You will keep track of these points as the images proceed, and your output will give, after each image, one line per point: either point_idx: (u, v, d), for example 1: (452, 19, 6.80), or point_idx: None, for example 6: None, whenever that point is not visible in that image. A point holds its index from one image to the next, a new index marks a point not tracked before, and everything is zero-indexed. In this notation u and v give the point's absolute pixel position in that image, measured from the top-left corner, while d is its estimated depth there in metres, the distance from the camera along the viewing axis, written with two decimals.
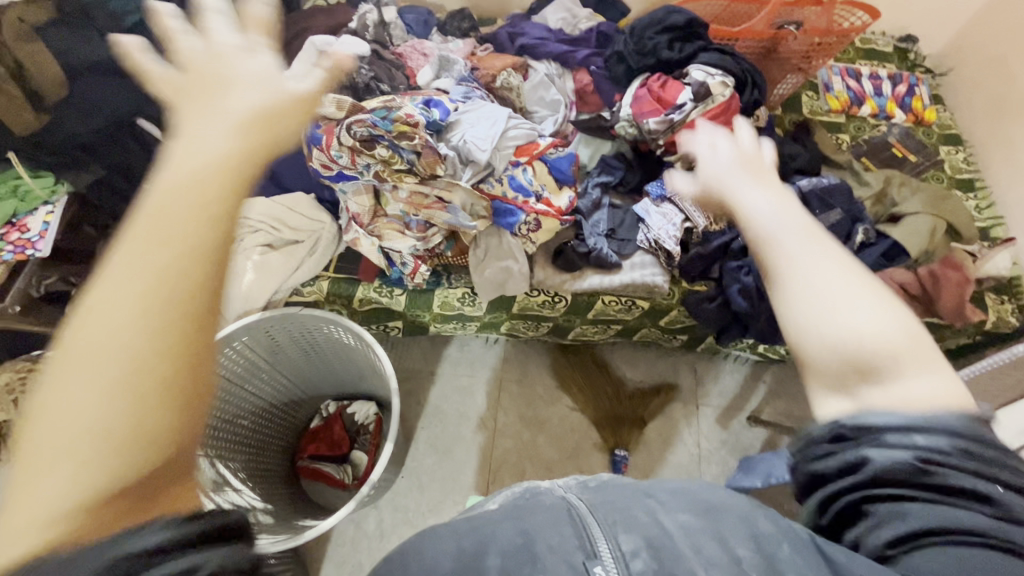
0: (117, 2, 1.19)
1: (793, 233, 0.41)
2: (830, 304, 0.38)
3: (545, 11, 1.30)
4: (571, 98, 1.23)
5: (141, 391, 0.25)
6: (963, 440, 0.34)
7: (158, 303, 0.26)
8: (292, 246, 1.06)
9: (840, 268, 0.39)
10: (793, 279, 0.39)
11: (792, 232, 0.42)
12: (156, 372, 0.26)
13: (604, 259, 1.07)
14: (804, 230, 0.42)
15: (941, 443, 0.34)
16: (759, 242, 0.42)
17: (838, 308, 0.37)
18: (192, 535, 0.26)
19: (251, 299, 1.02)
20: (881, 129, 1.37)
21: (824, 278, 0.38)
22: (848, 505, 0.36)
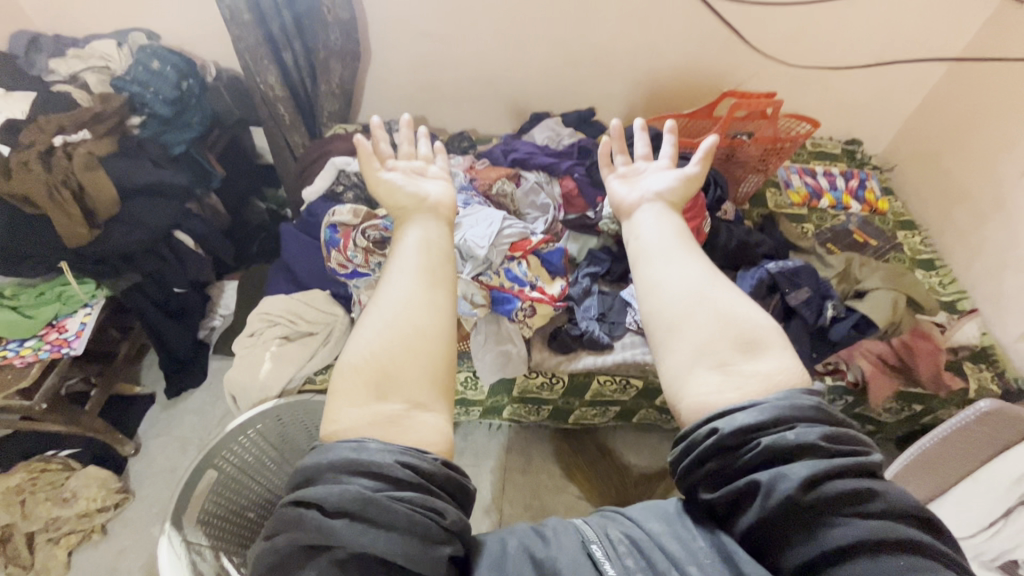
0: (169, 135, 1.49)
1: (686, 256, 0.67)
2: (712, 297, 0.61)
3: (533, 132, 1.52)
4: (558, 202, 1.39)
5: (413, 374, 0.58)
6: (820, 441, 0.49)
7: (416, 336, 0.60)
8: (307, 337, 1.16)
9: (715, 279, 0.64)
10: (689, 283, 0.63)
11: (686, 257, 0.67)
12: (418, 366, 0.58)
13: (597, 340, 1.15)
14: (692, 254, 0.68)
15: (805, 444, 0.49)
16: (666, 258, 0.67)
17: (716, 298, 0.61)
18: (407, 476, 0.51)
19: (266, 388, 1.08)
20: (841, 218, 1.52)
21: (705, 283, 0.63)
22: (755, 515, 0.48)
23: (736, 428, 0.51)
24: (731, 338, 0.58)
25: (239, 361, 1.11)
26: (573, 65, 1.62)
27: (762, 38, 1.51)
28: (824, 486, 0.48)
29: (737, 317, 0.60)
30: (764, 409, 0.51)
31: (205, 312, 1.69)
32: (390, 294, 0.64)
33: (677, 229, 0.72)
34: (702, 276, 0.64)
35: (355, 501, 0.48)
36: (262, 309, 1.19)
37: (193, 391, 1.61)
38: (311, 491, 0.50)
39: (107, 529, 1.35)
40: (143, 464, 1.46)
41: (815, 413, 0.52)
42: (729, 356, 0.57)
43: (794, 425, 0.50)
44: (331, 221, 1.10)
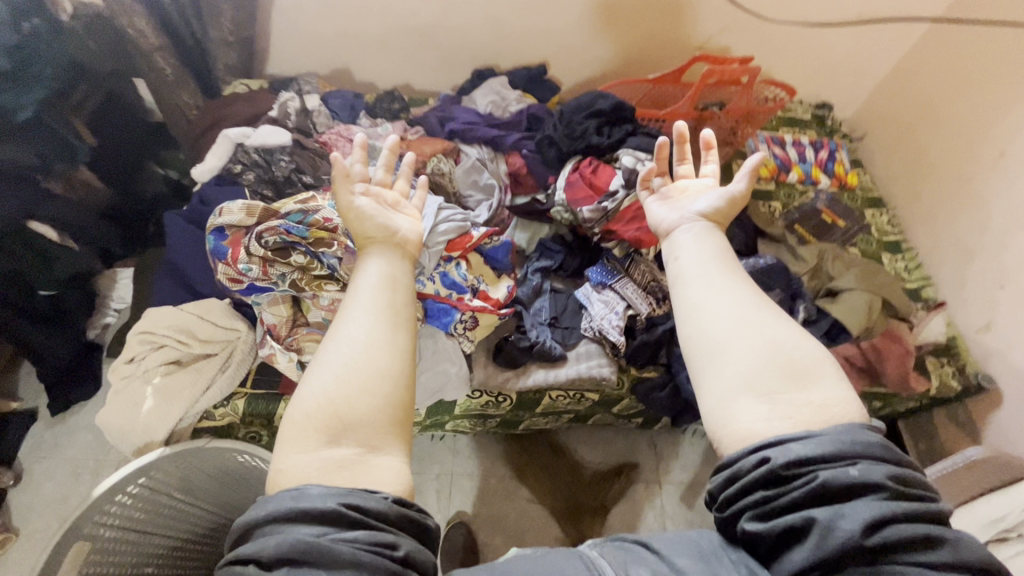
0: (3, 96, 1.10)
1: (730, 269, 0.61)
2: (759, 315, 0.55)
3: (474, 94, 1.28)
4: (505, 182, 1.19)
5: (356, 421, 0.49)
6: (885, 481, 0.43)
7: (366, 384, 0.51)
8: (202, 362, 0.96)
9: (762, 298, 0.57)
10: (734, 298, 0.57)
11: (729, 270, 0.61)
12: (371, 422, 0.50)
13: (549, 352, 1.02)
14: (735, 268, 0.61)
15: (871, 483, 0.43)
16: (714, 270, 0.61)
17: (766, 318, 0.55)
18: (354, 519, 0.44)
19: (150, 432, 0.89)
20: (810, 195, 1.41)
21: (754, 302, 0.57)
22: (807, 556, 0.43)
23: (790, 460, 0.45)
24: (778, 366, 0.51)
25: (113, 398, 0.91)
26: (521, 11, 1.37)
27: None
28: (885, 531, 0.42)
29: (785, 346, 0.52)
30: (825, 441, 0.45)
31: (93, 309, 1.42)
32: (344, 322, 0.56)
33: (713, 250, 0.64)
34: (748, 298, 0.57)
35: (297, 550, 0.42)
36: (141, 327, 0.97)
37: (84, 404, 1.38)
38: (247, 545, 0.44)
39: None
40: (27, 495, 1.26)
41: (883, 452, 0.45)
42: (774, 386, 0.50)
43: (857, 461, 0.44)
44: (217, 223, 0.88)
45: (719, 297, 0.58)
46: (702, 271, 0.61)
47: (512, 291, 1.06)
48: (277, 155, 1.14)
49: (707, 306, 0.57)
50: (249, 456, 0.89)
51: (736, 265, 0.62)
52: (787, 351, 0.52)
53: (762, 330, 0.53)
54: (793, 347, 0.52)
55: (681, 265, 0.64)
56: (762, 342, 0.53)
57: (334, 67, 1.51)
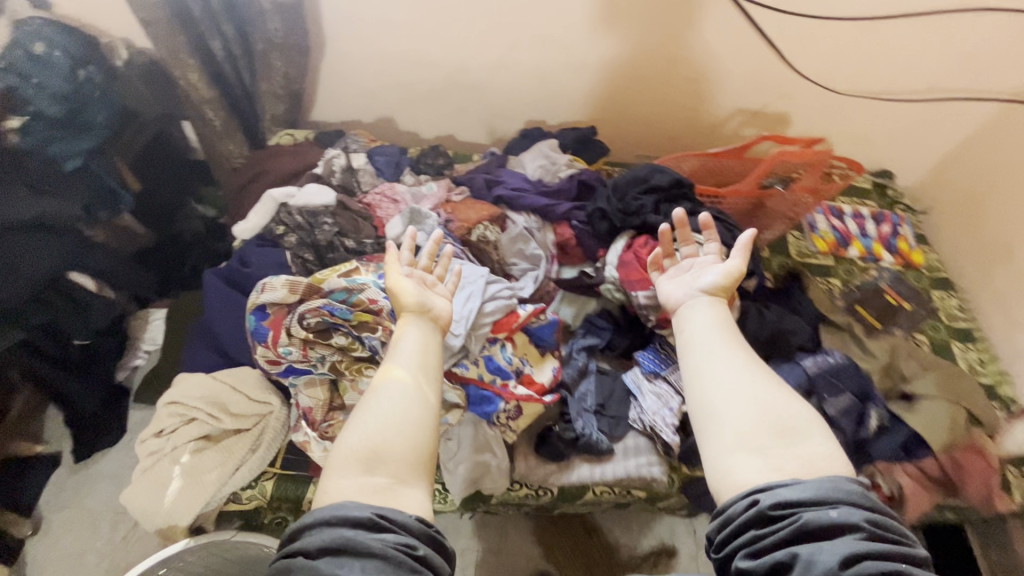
0: (57, 146, 1.13)
1: (730, 339, 0.69)
2: (753, 380, 0.63)
3: (523, 158, 1.25)
4: (552, 252, 1.14)
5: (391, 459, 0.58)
6: (861, 523, 0.51)
7: (407, 432, 0.60)
8: (232, 438, 0.92)
9: (758, 365, 0.65)
10: (734, 365, 0.65)
11: (729, 339, 0.69)
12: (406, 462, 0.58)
13: (595, 446, 0.95)
14: (735, 337, 0.70)
15: (849, 523, 0.50)
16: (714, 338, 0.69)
17: (761, 382, 0.62)
18: (385, 525, 0.53)
19: (175, 517, 0.85)
20: (873, 273, 1.31)
21: (749, 368, 0.65)
22: None
23: (776, 500, 0.53)
24: (766, 425, 0.59)
25: (140, 477, 0.87)
26: (573, 70, 1.34)
27: (798, 57, 1.27)
28: (858, 562, 0.48)
29: (768, 405, 0.60)
30: (805, 489, 0.53)
31: (124, 352, 1.39)
32: (391, 386, 0.63)
33: (717, 317, 0.72)
34: (742, 364, 0.65)
35: (338, 543, 0.51)
36: (171, 398, 0.94)
37: (107, 451, 1.35)
38: (296, 540, 0.53)
39: None
40: (44, 546, 1.23)
41: (861, 500, 0.53)
42: (762, 440, 0.58)
43: (835, 504, 0.52)
44: (259, 301, 0.85)
45: (719, 368, 0.66)
46: (703, 340, 0.69)
47: (557, 375, 0.99)
48: (320, 217, 1.11)
49: (707, 377, 0.65)
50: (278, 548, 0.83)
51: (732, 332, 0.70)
52: (777, 413, 0.60)
53: (756, 394, 0.62)
54: (778, 407, 0.60)
55: (684, 335, 0.72)
56: (758, 403, 0.61)
57: (378, 116, 1.49)
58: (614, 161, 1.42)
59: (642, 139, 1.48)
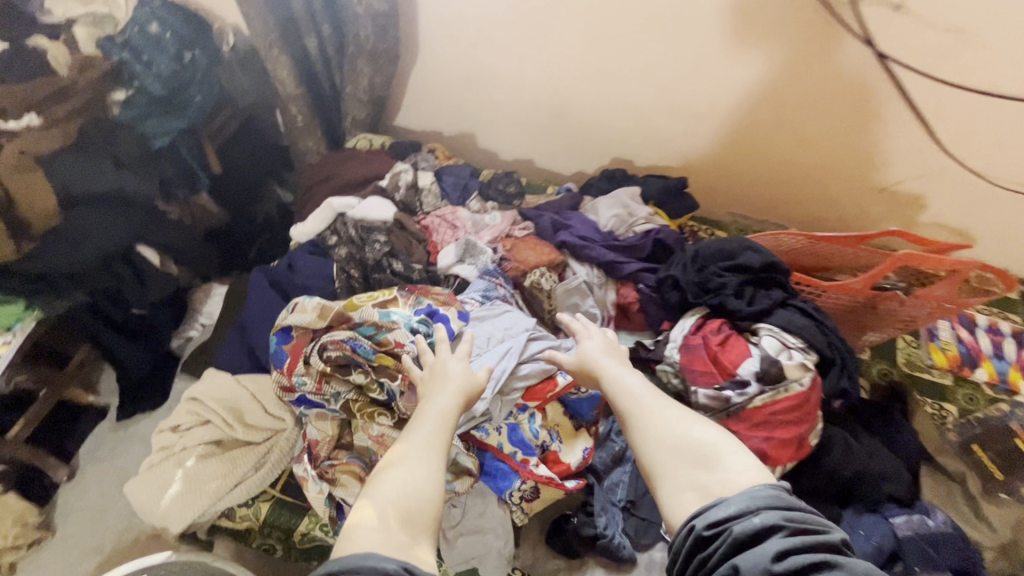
0: (150, 124, 1.18)
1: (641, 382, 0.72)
2: (662, 414, 0.66)
3: (598, 203, 1.13)
4: (609, 314, 1.03)
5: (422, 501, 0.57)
6: (781, 521, 0.52)
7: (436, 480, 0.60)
8: (241, 449, 0.89)
9: (665, 399, 0.68)
10: (647, 409, 0.67)
11: (641, 382, 0.72)
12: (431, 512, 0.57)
13: (613, 551, 0.83)
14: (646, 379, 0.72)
15: (770, 524, 0.52)
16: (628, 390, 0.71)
17: (670, 416, 0.65)
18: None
19: (168, 520, 0.83)
20: (1004, 410, 1.00)
21: (656, 403, 0.68)
22: None
23: (706, 522, 0.54)
24: (683, 455, 0.62)
25: (147, 471, 0.86)
26: (672, 112, 1.21)
27: (949, 134, 1.06)
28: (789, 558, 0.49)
29: (685, 437, 0.63)
30: (732, 505, 0.55)
31: (181, 321, 1.44)
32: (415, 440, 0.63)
33: (607, 359, 0.77)
34: (639, 395, 0.69)
35: None
36: (193, 394, 0.93)
37: (147, 414, 1.40)
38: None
39: (16, 569, 1.19)
40: (74, 494, 1.29)
41: (775, 499, 0.55)
42: (687, 473, 0.60)
43: (756, 510, 0.53)
44: (286, 321, 0.83)
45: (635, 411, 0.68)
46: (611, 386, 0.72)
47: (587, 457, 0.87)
48: (374, 233, 1.07)
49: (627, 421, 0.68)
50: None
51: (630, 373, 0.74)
52: (685, 440, 0.63)
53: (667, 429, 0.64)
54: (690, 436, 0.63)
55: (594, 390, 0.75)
56: (672, 439, 0.63)
57: (460, 131, 1.43)
58: (703, 218, 1.27)
59: (740, 197, 1.31)
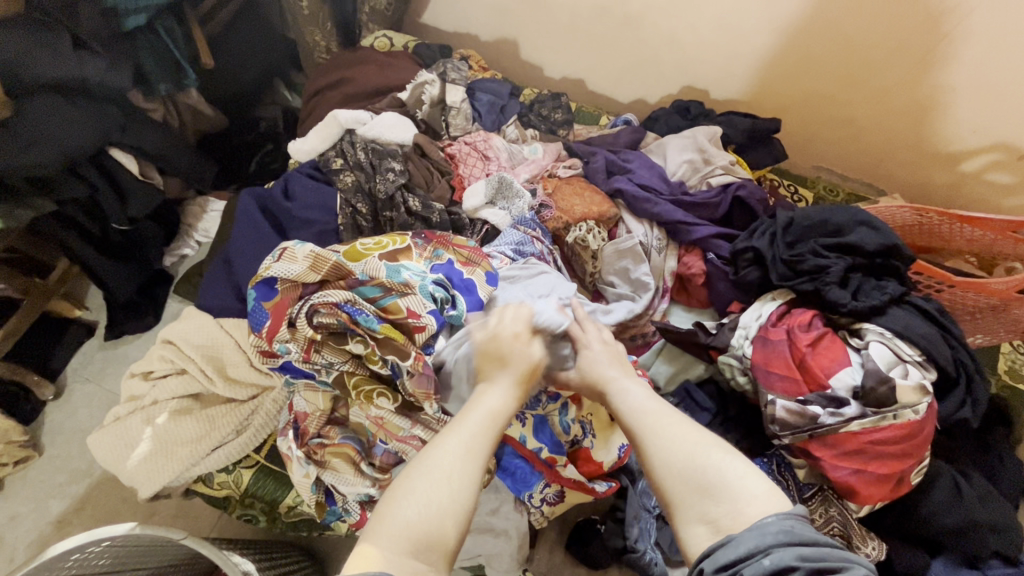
0: None
1: (640, 393, 0.59)
2: (660, 433, 0.54)
3: (667, 144, 0.91)
4: (666, 285, 0.84)
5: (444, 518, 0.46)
6: (793, 563, 0.41)
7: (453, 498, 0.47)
8: (220, 408, 0.76)
9: (667, 414, 0.56)
10: (642, 427, 0.55)
11: (639, 394, 0.59)
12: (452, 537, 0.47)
13: (643, 569, 0.72)
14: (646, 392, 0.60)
15: (780, 569, 0.41)
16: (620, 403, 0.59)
17: (668, 435, 0.53)
18: None
19: (136, 483, 0.72)
20: None
21: (655, 419, 0.55)
22: None
23: (714, 567, 0.44)
24: (686, 484, 0.50)
25: (114, 424, 0.75)
26: (773, 32, 0.94)
27: None
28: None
29: (688, 460, 0.50)
30: (738, 546, 0.44)
31: (172, 239, 1.28)
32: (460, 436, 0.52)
33: (608, 366, 0.64)
34: (638, 408, 0.57)
35: None
36: (167, 338, 0.79)
37: (138, 336, 1.29)
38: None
39: (4, 486, 1.14)
40: (62, 415, 1.21)
41: (788, 534, 0.43)
42: (692, 505, 0.49)
43: (768, 551, 0.42)
44: (269, 271, 0.68)
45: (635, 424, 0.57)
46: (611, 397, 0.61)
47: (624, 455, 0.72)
48: (388, 159, 0.87)
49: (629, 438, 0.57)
50: (240, 566, 0.69)
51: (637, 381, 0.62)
52: (691, 462, 0.50)
53: (666, 448, 0.52)
54: (693, 458, 0.50)
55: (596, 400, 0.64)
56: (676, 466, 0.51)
57: (499, 36, 1.17)
58: (787, 172, 1.04)
59: (836, 150, 1.07)
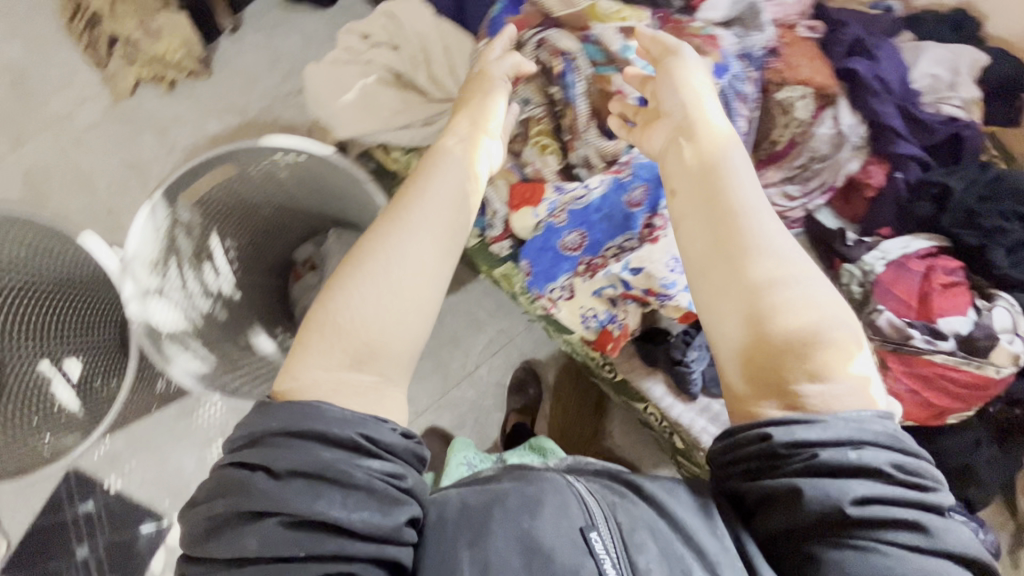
0: None
1: (750, 232, 0.51)
2: (763, 291, 0.49)
3: (925, 49, 0.86)
4: (835, 185, 0.86)
5: (371, 327, 0.51)
6: (883, 465, 0.43)
7: (378, 322, 0.51)
8: (417, 94, 0.84)
9: (770, 266, 0.50)
10: (757, 276, 0.50)
11: (750, 233, 0.51)
12: (385, 300, 0.51)
13: (685, 382, 0.84)
14: (743, 234, 0.51)
15: (864, 462, 0.43)
16: (744, 248, 0.51)
17: (779, 285, 0.49)
18: (365, 448, 0.46)
19: (334, 121, 0.83)
20: None
21: (769, 268, 0.50)
22: (797, 515, 0.44)
23: (789, 436, 0.44)
24: (788, 353, 0.47)
25: (330, 65, 0.84)
26: None
27: None
28: (875, 504, 0.42)
29: (808, 305, 0.49)
30: (830, 430, 0.44)
31: None
32: (432, 266, 0.54)
33: (735, 153, 0.56)
34: (763, 228, 0.52)
35: (315, 465, 0.44)
36: (392, 11, 0.84)
37: (313, 9, 1.32)
38: (256, 451, 0.45)
39: (176, 87, 1.29)
40: (233, 50, 1.31)
41: (883, 439, 0.44)
42: (788, 377, 0.47)
43: (860, 450, 0.43)
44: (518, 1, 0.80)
45: (724, 290, 0.51)
46: (741, 229, 0.52)
47: (687, 313, 0.74)
48: None
49: (721, 314, 0.51)
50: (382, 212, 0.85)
51: (740, 232, 0.51)
52: (803, 332, 0.48)
53: (778, 294, 0.49)
54: (813, 310, 0.48)
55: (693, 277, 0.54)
56: (781, 344, 0.47)
57: None
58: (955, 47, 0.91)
59: None
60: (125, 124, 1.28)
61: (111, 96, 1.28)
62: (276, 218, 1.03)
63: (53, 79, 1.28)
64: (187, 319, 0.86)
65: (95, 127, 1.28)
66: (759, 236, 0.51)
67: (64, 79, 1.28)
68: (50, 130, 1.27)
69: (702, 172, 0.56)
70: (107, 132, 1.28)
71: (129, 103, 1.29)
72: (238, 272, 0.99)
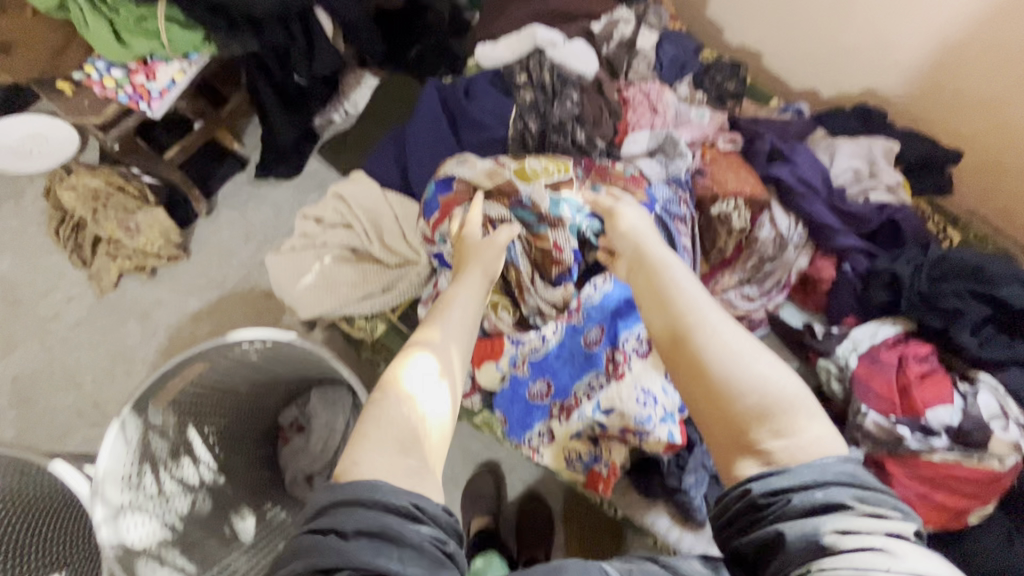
0: None
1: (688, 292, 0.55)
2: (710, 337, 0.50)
3: (838, 146, 0.92)
4: (790, 280, 0.88)
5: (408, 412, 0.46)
6: (846, 501, 0.40)
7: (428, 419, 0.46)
8: (373, 265, 0.88)
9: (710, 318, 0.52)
10: (701, 327, 0.51)
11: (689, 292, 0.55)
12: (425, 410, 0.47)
13: (688, 512, 0.79)
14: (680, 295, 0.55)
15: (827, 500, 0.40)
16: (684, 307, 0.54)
17: (721, 334, 0.50)
18: (414, 515, 0.41)
19: (296, 306, 0.87)
20: None
21: (713, 322, 0.51)
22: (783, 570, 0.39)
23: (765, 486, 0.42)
24: (733, 392, 0.47)
25: (287, 254, 0.89)
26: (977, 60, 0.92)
27: None
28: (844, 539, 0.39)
29: (757, 371, 0.48)
30: (804, 474, 0.42)
31: (327, 102, 1.40)
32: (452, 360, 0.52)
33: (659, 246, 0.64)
34: (695, 291, 0.56)
35: (375, 525, 0.40)
36: (340, 194, 0.91)
37: (279, 182, 1.43)
38: (328, 518, 0.41)
39: (156, 273, 1.35)
40: (209, 230, 1.39)
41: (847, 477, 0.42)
42: (738, 421, 0.46)
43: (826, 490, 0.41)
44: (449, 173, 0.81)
45: (678, 342, 0.51)
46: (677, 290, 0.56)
47: (669, 446, 0.72)
48: (568, 89, 0.92)
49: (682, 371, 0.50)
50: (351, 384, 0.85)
51: (677, 295, 0.55)
52: (748, 378, 0.47)
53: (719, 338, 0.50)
54: (759, 369, 0.48)
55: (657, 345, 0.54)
56: (730, 389, 0.47)
57: None
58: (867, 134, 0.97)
59: (987, 205, 1.05)
60: (108, 317, 1.33)
61: (95, 292, 1.34)
62: (252, 394, 1.02)
63: (40, 286, 1.35)
64: (164, 527, 0.84)
65: (79, 325, 1.32)
66: (690, 295, 0.55)
67: (50, 284, 1.35)
68: (36, 334, 1.31)
69: (647, 258, 0.62)
70: (91, 327, 1.32)
71: (111, 295, 1.34)
72: (219, 459, 0.97)
